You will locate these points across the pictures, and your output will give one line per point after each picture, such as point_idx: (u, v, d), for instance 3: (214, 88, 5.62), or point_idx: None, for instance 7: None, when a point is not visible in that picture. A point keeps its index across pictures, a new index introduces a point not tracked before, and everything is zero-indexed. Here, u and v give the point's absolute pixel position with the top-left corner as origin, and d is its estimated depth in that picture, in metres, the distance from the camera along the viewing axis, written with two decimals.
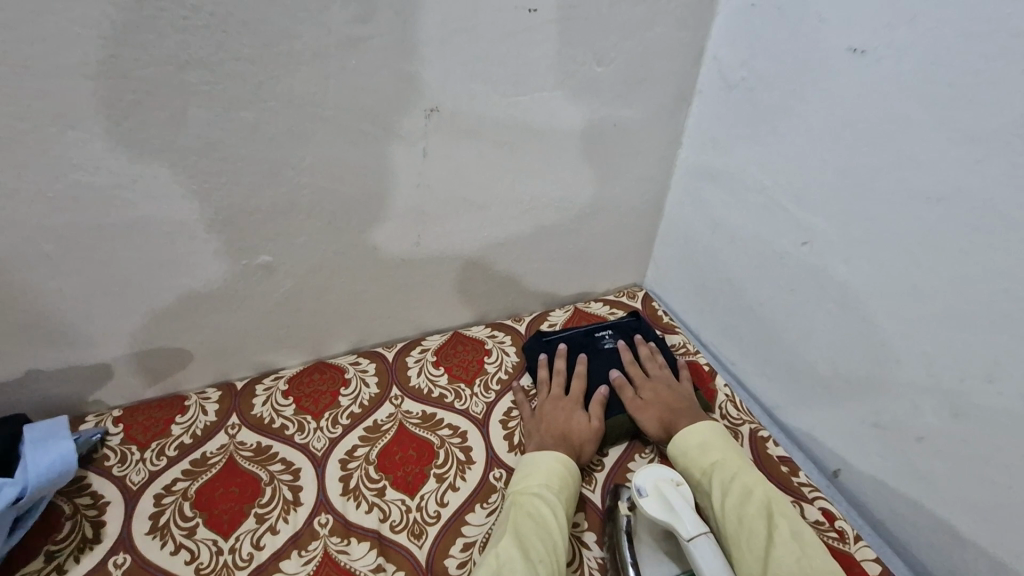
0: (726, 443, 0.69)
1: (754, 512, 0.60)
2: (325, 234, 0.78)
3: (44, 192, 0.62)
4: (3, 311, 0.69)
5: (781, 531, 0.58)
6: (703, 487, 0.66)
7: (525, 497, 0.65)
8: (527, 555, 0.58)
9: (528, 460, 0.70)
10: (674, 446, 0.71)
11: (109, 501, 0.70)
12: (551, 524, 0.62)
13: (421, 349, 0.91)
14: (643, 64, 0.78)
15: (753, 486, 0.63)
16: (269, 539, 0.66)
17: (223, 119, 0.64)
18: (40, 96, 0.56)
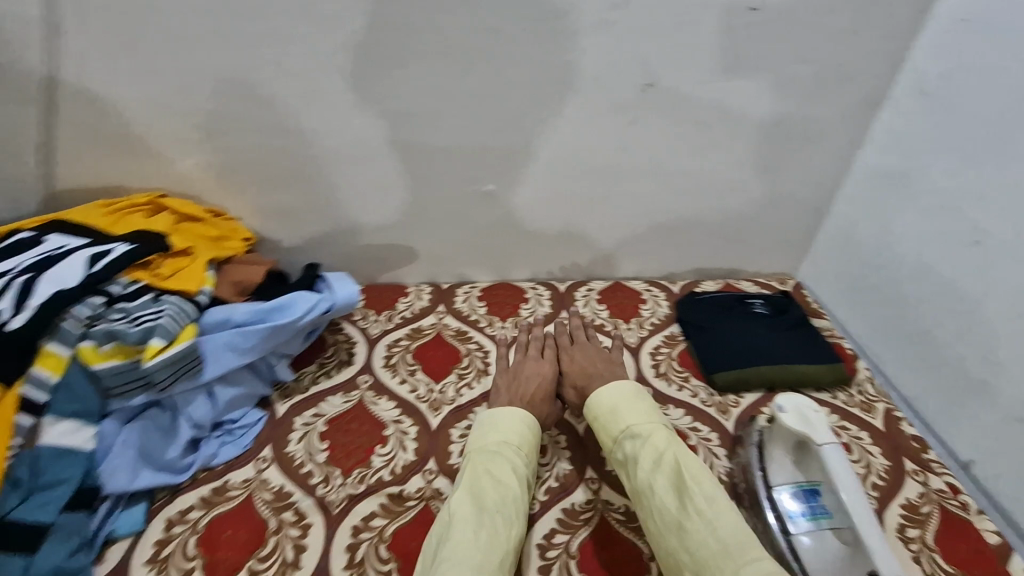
0: (634, 405, 0.76)
1: (663, 476, 0.68)
2: (538, 177, 0.96)
3: (364, 111, 0.85)
4: (307, 194, 0.93)
5: (690, 490, 0.65)
6: (617, 454, 0.74)
7: (482, 454, 0.71)
8: (481, 509, 0.65)
9: (489, 419, 0.76)
10: (592, 419, 0.78)
11: (356, 341, 0.95)
12: (510, 478, 0.69)
13: (588, 289, 1.09)
14: (843, 67, 0.87)
15: (662, 453, 0.70)
16: (466, 391, 0.87)
17: (495, 73, 0.83)
18: (386, 41, 0.78)
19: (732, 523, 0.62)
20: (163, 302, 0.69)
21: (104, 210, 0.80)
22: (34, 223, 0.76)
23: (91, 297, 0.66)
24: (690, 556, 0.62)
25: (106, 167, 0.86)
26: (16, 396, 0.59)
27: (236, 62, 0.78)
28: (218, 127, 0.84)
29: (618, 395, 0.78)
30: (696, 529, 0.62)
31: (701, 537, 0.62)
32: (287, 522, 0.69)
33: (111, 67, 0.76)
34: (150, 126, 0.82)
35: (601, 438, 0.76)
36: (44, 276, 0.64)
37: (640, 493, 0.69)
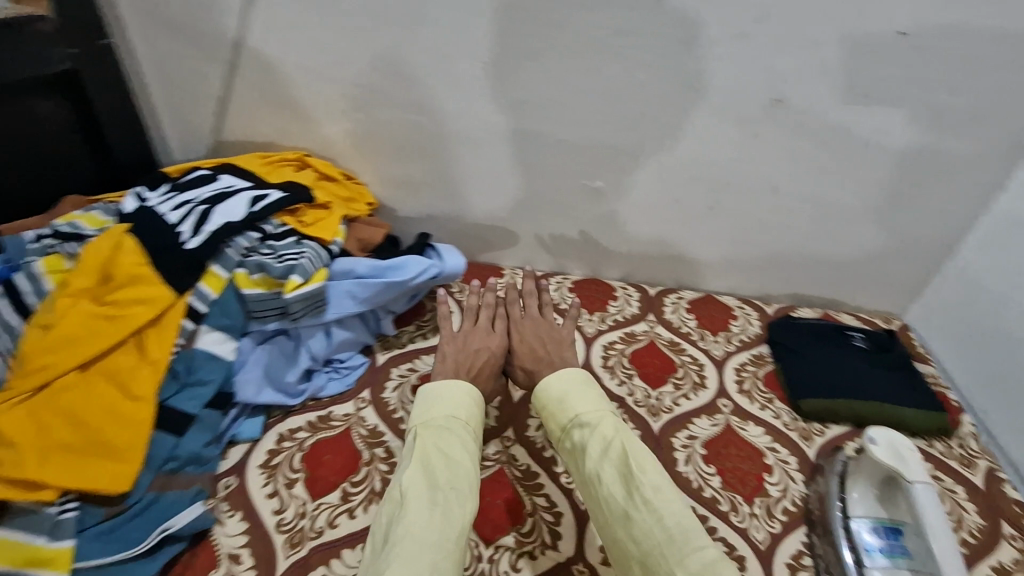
0: (584, 391, 0.75)
1: (611, 464, 0.67)
2: (648, 180, 0.98)
3: (495, 98, 0.91)
4: (430, 170, 1.01)
5: (636, 479, 0.64)
6: (564, 442, 0.72)
7: (431, 430, 0.69)
8: (433, 486, 0.64)
9: (434, 392, 0.74)
10: (541, 406, 0.76)
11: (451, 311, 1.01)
12: (462, 454, 0.68)
13: (677, 297, 1.10)
14: (994, 103, 0.83)
15: (608, 440, 0.68)
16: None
17: (624, 75, 0.86)
18: (527, 35, 0.84)
19: (678, 512, 0.62)
20: (304, 246, 0.78)
21: (264, 162, 0.93)
22: (209, 165, 0.88)
23: (249, 231, 0.76)
24: (636, 543, 0.62)
25: (267, 124, 0.98)
26: (185, 302, 0.69)
27: (392, 43, 0.86)
28: (364, 100, 0.93)
29: (566, 382, 0.76)
30: (642, 519, 0.62)
31: (646, 526, 0.62)
32: (378, 456, 0.76)
33: (288, 37, 0.87)
34: (309, 92, 0.93)
35: (549, 425, 0.75)
36: (217, 208, 0.75)
37: (586, 481, 0.68)
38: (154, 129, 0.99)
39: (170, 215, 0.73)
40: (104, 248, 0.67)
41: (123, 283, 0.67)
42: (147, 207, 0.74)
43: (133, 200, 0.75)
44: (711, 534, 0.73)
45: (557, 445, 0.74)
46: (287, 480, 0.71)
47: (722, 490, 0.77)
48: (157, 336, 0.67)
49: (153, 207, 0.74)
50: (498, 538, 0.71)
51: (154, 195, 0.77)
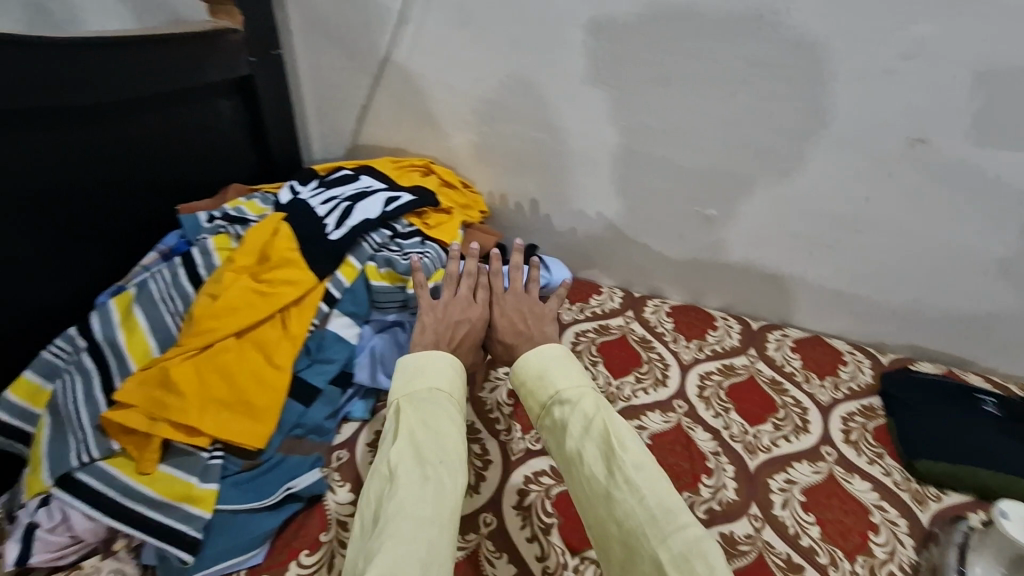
0: (565, 368, 0.73)
1: (592, 442, 0.66)
2: (765, 211, 0.95)
3: (617, 120, 0.93)
4: (544, 183, 1.05)
5: (619, 458, 0.63)
6: (545, 419, 0.72)
7: (414, 402, 0.68)
8: (421, 461, 0.63)
9: (413, 363, 0.72)
10: (520, 382, 0.75)
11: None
12: (450, 430, 0.66)
13: (782, 333, 1.05)
14: None
15: (590, 418, 0.67)
16: (641, 394, 0.91)
17: (754, 105, 0.85)
18: (658, 62, 0.85)
19: (661, 491, 0.62)
20: (426, 247, 0.84)
21: (395, 166, 1.01)
22: (349, 165, 0.97)
23: (381, 228, 0.83)
24: (617, 522, 0.62)
25: (399, 131, 1.06)
26: (323, 288, 0.77)
27: (524, 62, 0.91)
28: (490, 114, 0.99)
29: (546, 359, 0.74)
30: (624, 498, 0.61)
31: (628, 504, 0.61)
32: (474, 452, 0.80)
33: (431, 53, 0.95)
34: (442, 103, 1.00)
35: (530, 403, 0.73)
36: (357, 206, 0.83)
37: (567, 458, 0.67)
38: (303, 129, 1.11)
39: (318, 209, 0.82)
40: (265, 233, 0.77)
41: (277, 265, 0.76)
42: (299, 200, 0.84)
43: (288, 195, 0.84)
44: None
45: (539, 422, 0.73)
46: None
47: (820, 541, 0.75)
48: (299, 315, 0.75)
49: (304, 201, 0.83)
50: (584, 550, 0.71)
51: (305, 191, 0.86)
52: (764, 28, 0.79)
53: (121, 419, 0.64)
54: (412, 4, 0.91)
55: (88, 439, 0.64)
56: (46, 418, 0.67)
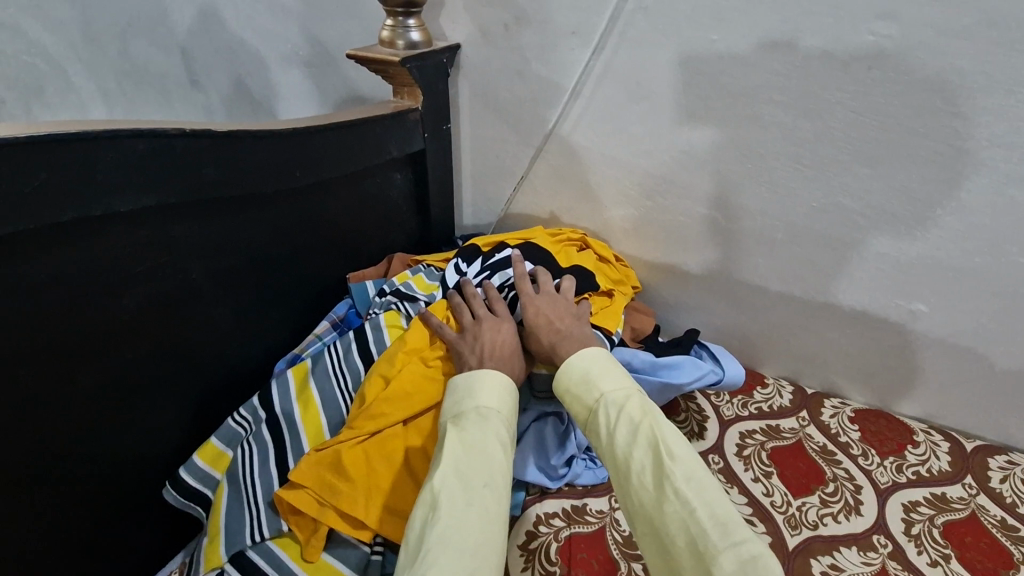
0: (609, 370, 0.67)
1: (640, 447, 0.58)
2: (994, 313, 0.79)
3: (806, 201, 0.83)
4: (708, 261, 0.96)
5: (667, 464, 0.55)
6: (590, 425, 0.64)
7: (464, 420, 0.62)
8: (465, 483, 0.54)
9: (460, 382, 0.67)
10: (563, 392, 0.69)
11: (708, 416, 0.93)
12: (494, 447, 0.59)
13: (1008, 460, 0.86)
14: None
15: (637, 423, 0.60)
16: (830, 522, 0.77)
17: (988, 191, 0.72)
18: (866, 142, 0.75)
19: (719, 503, 0.52)
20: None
21: (554, 239, 0.96)
22: (509, 238, 0.95)
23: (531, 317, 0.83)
24: (667, 539, 0.52)
25: (555, 201, 1.04)
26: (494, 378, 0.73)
27: (702, 137, 0.85)
28: (656, 188, 0.93)
29: (591, 361, 0.68)
30: (674, 509, 0.52)
31: (678, 517, 0.52)
32: (636, 572, 0.70)
33: (599, 126, 0.92)
34: (603, 175, 0.97)
35: (576, 410, 0.67)
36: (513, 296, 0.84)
37: (613, 466, 0.59)
38: (459, 196, 1.13)
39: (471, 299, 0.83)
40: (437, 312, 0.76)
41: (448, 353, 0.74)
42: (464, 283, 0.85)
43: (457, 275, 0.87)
44: None
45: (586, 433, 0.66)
46: (544, 570, 0.70)
47: None
48: None
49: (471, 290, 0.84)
50: None
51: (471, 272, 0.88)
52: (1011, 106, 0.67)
53: (295, 496, 0.64)
54: (585, 79, 0.89)
55: (261, 515, 0.66)
56: (225, 484, 0.69)
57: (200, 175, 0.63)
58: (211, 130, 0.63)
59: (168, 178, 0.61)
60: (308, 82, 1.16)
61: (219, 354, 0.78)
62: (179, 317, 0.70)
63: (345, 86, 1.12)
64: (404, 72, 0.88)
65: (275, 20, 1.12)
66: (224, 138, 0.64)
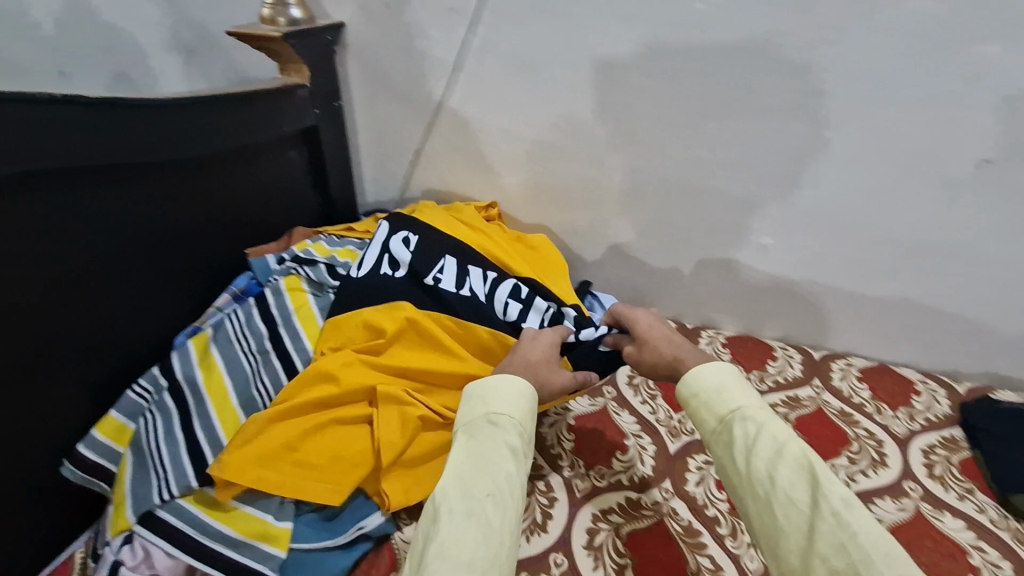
0: (744, 389, 0.68)
1: (789, 469, 0.59)
2: (822, 242, 0.95)
3: (668, 153, 0.95)
4: (596, 219, 1.06)
5: (822, 486, 0.57)
6: (723, 435, 0.65)
7: (472, 433, 0.65)
8: (466, 495, 0.58)
9: (487, 383, 0.70)
10: (690, 397, 0.70)
11: None
12: (502, 454, 0.62)
13: (846, 362, 1.01)
14: None
15: (780, 442, 0.61)
16: (861, 478, 0.81)
17: (804, 133, 0.87)
18: (708, 96, 0.88)
19: (866, 524, 0.54)
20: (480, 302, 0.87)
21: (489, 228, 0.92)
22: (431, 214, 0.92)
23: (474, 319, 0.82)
24: (822, 562, 0.54)
25: (453, 174, 1.11)
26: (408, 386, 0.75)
27: (579, 103, 0.95)
28: (544, 153, 1.02)
29: (721, 374, 0.70)
30: (829, 528, 0.54)
31: (834, 538, 0.54)
32: (539, 489, 0.78)
33: (485, 97, 1.00)
34: (494, 146, 1.04)
35: (703, 417, 0.68)
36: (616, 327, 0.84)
37: (755, 486, 0.60)
38: (359, 174, 1.17)
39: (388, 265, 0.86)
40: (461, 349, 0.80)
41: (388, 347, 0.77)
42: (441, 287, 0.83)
43: (404, 267, 0.84)
44: None
45: (711, 438, 0.67)
46: None
47: None
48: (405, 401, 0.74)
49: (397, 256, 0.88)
50: None
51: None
52: (805, 52, 0.81)
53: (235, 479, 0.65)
54: (465, 53, 0.96)
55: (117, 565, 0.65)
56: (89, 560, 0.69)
57: (113, 154, 0.68)
58: (84, 97, 0.64)
59: (41, 148, 0.61)
60: (195, 68, 1.15)
61: (94, 347, 0.75)
62: (66, 297, 0.69)
63: (234, 70, 1.12)
64: (287, 48, 0.91)
65: (153, 4, 1.10)
66: (89, 106, 0.65)
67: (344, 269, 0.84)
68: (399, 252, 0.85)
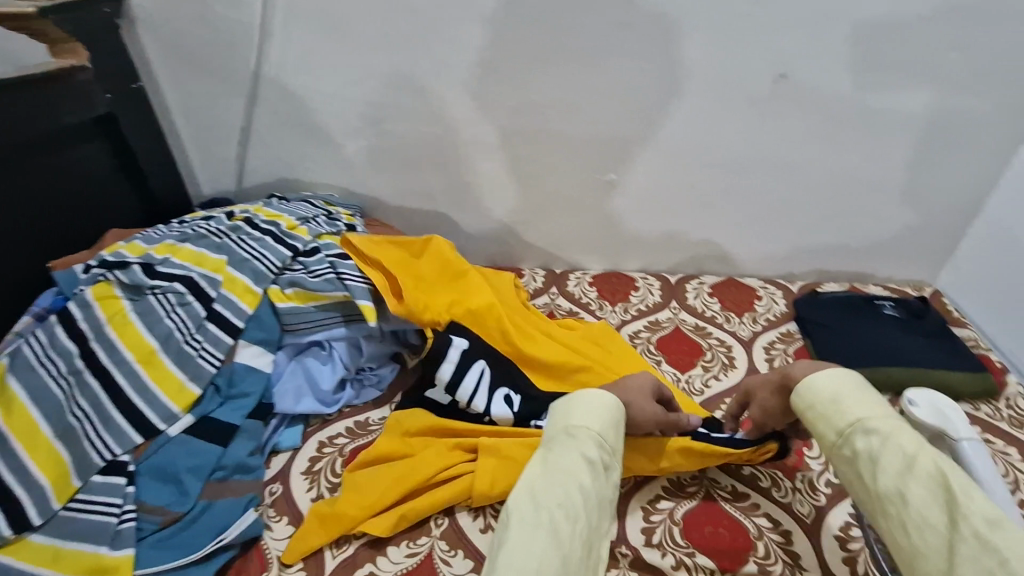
0: (869, 396, 0.61)
1: (921, 485, 0.53)
2: (661, 171, 1.00)
3: (507, 102, 0.94)
4: (450, 178, 1.05)
5: (962, 504, 0.50)
6: (843, 450, 0.59)
7: (555, 446, 0.61)
8: (536, 501, 0.54)
9: (579, 398, 0.65)
10: (804, 407, 0.63)
11: None
12: (579, 464, 0.58)
13: (699, 282, 1.09)
14: (978, 81, 0.89)
15: (911, 456, 0.54)
16: (714, 383, 0.89)
17: (628, 65, 0.89)
18: (531, 38, 0.87)
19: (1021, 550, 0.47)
20: (334, 281, 0.80)
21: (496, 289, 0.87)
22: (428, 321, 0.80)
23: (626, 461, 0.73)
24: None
25: (289, 149, 1.03)
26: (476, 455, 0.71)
27: (407, 58, 0.91)
28: (382, 117, 0.97)
29: (836, 380, 0.62)
30: (971, 554, 0.48)
31: (981, 564, 0.47)
32: None
33: (305, 61, 0.92)
34: (329, 115, 0.98)
35: (819, 429, 0.61)
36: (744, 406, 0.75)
37: (885, 505, 0.54)
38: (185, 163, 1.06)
39: (213, 251, 0.78)
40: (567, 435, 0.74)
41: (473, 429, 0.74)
42: None
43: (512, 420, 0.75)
44: (754, 512, 0.70)
45: (829, 453, 0.61)
46: (330, 484, 0.73)
47: (762, 467, 0.75)
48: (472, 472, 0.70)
49: (223, 240, 0.80)
50: None
51: (226, 221, 0.84)
52: None
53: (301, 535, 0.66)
54: (273, 15, 0.88)
55: None
56: None
57: None
58: None
59: None
60: None
61: None
62: None
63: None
64: (51, 25, 0.79)
65: None
66: None
67: (159, 268, 0.75)
68: (502, 417, 0.75)
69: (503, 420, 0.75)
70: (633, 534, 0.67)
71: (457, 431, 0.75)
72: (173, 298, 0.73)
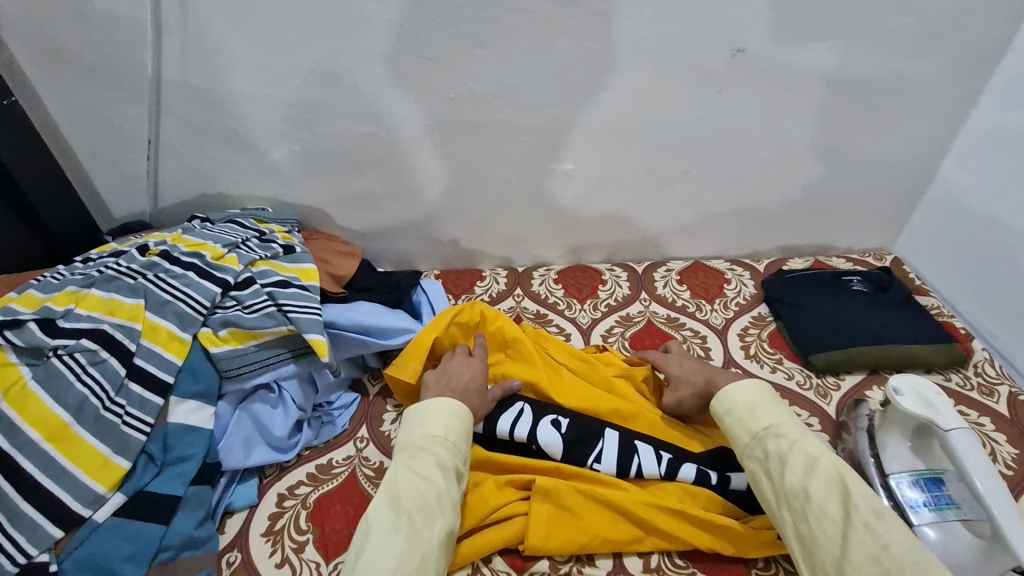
0: (778, 405, 0.66)
1: (821, 483, 0.58)
2: (619, 155, 0.95)
3: (448, 93, 0.85)
4: (395, 179, 0.95)
5: (853, 498, 0.56)
6: (755, 452, 0.63)
7: (407, 454, 0.63)
8: (399, 513, 0.57)
9: (427, 406, 0.67)
10: (722, 413, 0.67)
11: (569, 333, 0.94)
12: (433, 471, 0.60)
13: (666, 269, 1.05)
14: (933, 44, 0.86)
15: (812, 457, 0.59)
16: None
17: (577, 47, 0.82)
18: (470, 21, 0.78)
19: (899, 534, 0.53)
20: (275, 314, 0.71)
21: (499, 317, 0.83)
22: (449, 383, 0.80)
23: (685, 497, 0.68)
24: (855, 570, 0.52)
25: (206, 161, 0.91)
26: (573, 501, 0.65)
27: (330, 51, 0.80)
28: (311, 118, 0.87)
29: (753, 391, 0.67)
30: (861, 539, 0.53)
31: (867, 548, 0.53)
32: None
33: (210, 60, 0.80)
34: (248, 120, 0.86)
35: (734, 433, 0.65)
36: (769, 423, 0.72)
37: (790, 498, 0.59)
38: (85, 184, 0.92)
39: (127, 295, 0.67)
40: (670, 483, 0.69)
41: (577, 475, 0.69)
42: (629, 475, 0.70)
43: (561, 450, 0.71)
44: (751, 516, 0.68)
45: (743, 456, 0.64)
46: (295, 543, 0.65)
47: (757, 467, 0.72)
48: (558, 516, 0.64)
49: (138, 280, 0.69)
50: (532, 565, 0.63)
51: (139, 256, 0.72)
52: None
53: None
54: (163, 7, 0.75)
55: None
56: None
57: None
58: None
59: None
60: None
61: None
62: None
63: None
64: None
65: None
66: None
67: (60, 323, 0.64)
68: (552, 445, 0.71)
69: (551, 448, 0.71)
70: (630, 557, 0.64)
71: (558, 472, 0.69)
72: (83, 358, 0.62)
